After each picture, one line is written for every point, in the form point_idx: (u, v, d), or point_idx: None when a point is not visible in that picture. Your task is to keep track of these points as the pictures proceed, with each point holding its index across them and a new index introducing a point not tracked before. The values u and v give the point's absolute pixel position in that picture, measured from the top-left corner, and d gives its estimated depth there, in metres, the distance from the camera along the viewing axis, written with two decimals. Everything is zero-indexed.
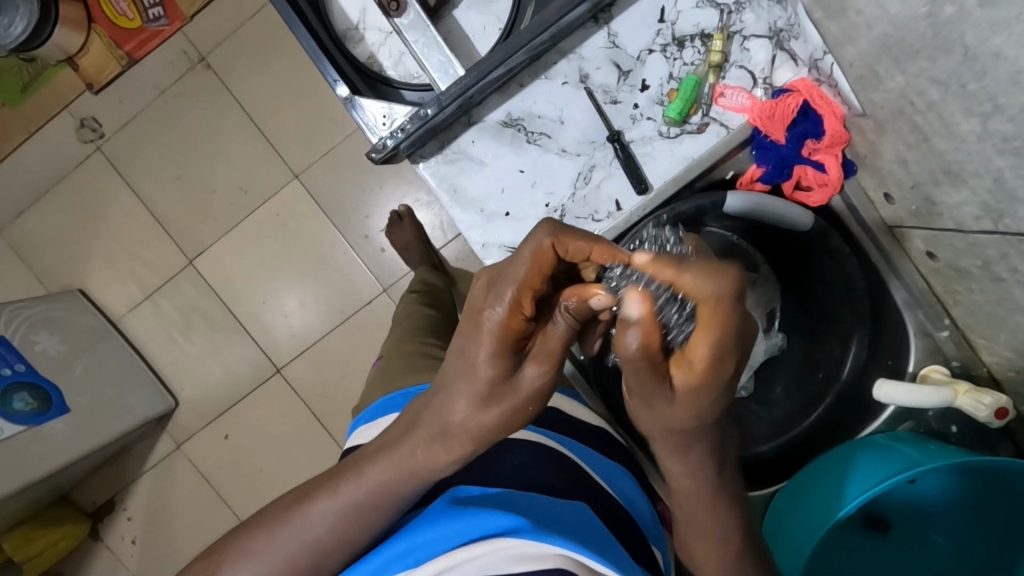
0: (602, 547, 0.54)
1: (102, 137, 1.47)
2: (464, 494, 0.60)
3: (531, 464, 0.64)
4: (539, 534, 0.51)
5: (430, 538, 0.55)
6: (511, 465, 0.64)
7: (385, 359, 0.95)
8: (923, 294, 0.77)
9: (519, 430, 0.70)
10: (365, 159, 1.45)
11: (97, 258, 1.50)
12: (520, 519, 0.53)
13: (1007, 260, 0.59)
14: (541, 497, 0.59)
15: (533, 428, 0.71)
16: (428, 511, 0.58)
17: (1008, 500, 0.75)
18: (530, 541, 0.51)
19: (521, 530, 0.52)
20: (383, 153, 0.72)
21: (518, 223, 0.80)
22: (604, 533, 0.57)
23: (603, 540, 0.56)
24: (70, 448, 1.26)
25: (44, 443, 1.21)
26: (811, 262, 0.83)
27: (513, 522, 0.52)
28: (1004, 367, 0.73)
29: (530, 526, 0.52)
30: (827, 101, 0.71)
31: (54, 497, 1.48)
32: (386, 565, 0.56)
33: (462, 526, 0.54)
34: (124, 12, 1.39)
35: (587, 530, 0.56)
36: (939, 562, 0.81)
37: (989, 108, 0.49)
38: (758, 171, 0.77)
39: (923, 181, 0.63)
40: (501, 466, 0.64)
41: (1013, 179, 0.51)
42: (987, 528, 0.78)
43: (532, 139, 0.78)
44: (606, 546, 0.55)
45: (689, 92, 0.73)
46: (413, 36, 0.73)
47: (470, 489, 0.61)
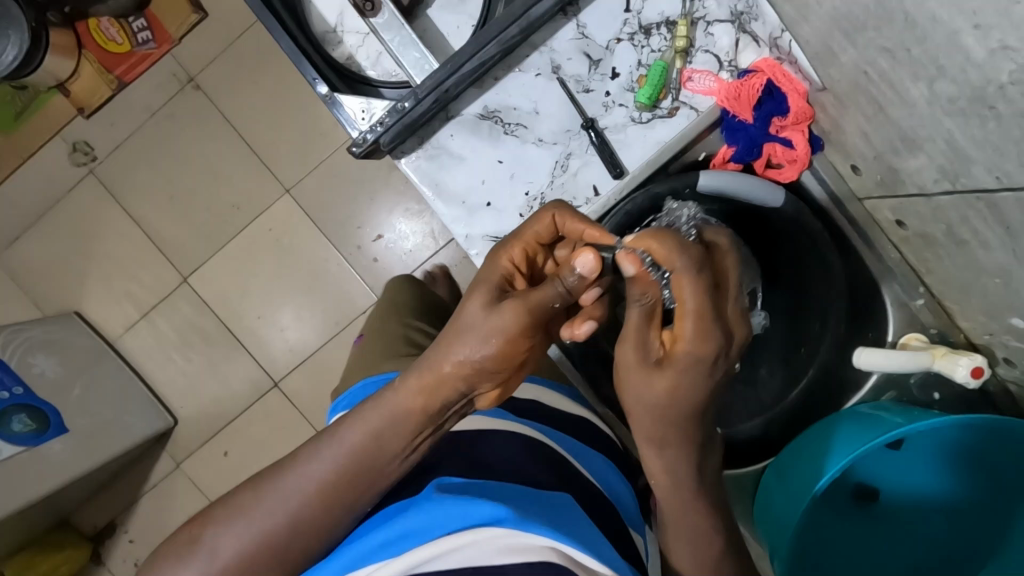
0: (582, 535, 0.57)
1: (95, 160, 1.50)
2: (444, 481, 0.63)
3: (515, 456, 0.66)
4: (523, 523, 0.55)
5: (418, 524, 0.58)
6: (492, 450, 0.67)
7: (367, 339, 0.98)
8: (897, 264, 0.79)
9: (496, 419, 0.72)
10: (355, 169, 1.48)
11: (92, 280, 1.52)
12: (503, 508, 0.56)
13: (968, 223, 0.61)
14: (523, 486, 0.62)
15: (514, 418, 0.73)
16: (415, 499, 0.61)
17: (997, 476, 0.76)
18: (513, 529, 0.54)
19: (504, 519, 0.55)
20: (363, 147, 0.74)
21: (499, 213, 0.82)
22: (582, 518, 0.60)
23: (581, 526, 0.59)
24: (68, 468, 1.26)
25: (39, 464, 1.20)
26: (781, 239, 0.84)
27: (497, 513, 0.55)
28: (979, 332, 0.75)
29: (514, 516, 0.55)
30: (789, 79, 0.73)
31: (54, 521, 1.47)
32: (372, 552, 0.58)
33: (447, 514, 0.57)
34: (115, 37, 1.43)
35: (564, 512, 0.60)
36: (923, 542, 0.81)
37: (933, 71, 0.51)
38: (729, 151, 0.79)
39: (884, 150, 0.66)
40: (485, 458, 0.66)
41: (963, 141, 0.53)
42: (974, 505, 0.78)
43: (509, 131, 0.81)
44: (585, 531, 0.58)
45: (657, 78, 0.76)
46: (389, 36, 0.76)
47: (451, 478, 0.63)
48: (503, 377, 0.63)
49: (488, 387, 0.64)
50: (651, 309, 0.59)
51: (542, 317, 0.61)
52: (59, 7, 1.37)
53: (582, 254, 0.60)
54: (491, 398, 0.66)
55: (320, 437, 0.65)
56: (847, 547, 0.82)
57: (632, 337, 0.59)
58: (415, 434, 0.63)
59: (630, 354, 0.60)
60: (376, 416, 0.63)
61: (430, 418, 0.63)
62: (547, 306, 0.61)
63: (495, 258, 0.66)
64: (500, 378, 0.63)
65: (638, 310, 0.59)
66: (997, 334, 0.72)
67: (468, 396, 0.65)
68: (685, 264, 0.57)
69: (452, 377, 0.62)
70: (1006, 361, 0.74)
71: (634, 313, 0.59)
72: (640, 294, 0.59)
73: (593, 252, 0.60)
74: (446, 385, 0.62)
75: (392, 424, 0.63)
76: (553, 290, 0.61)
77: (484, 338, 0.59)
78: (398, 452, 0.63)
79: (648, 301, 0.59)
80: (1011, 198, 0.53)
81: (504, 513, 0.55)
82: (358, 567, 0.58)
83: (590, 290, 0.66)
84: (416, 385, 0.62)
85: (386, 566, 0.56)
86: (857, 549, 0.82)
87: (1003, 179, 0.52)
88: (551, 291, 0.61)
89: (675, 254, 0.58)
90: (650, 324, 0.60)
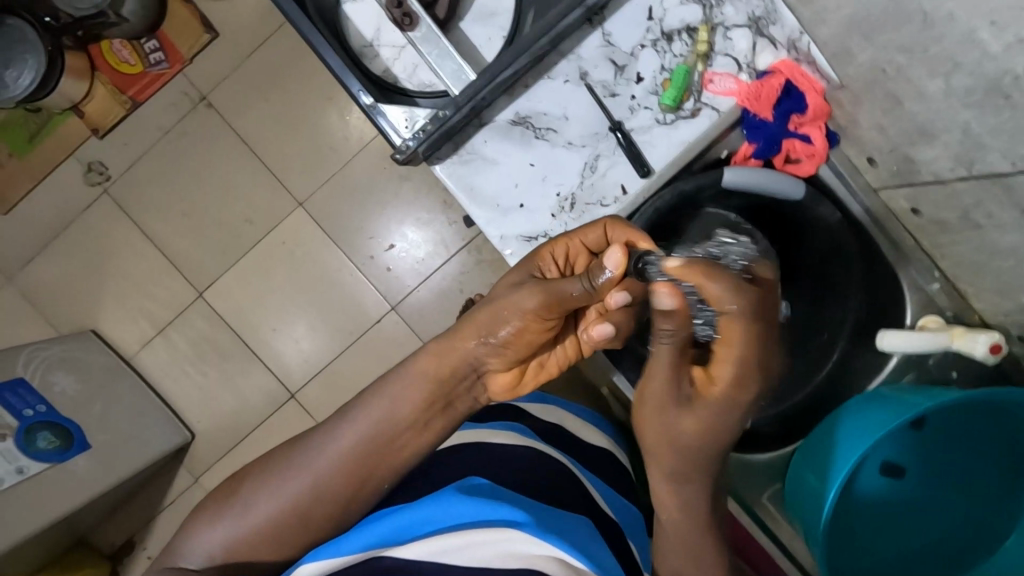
0: (585, 546, 0.62)
1: (110, 179, 1.53)
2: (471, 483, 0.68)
3: (530, 467, 0.73)
4: (541, 530, 0.60)
5: (440, 517, 0.63)
6: (513, 459, 0.73)
7: None
8: (912, 251, 0.83)
9: (520, 435, 0.78)
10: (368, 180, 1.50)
11: (108, 299, 1.54)
12: (523, 513, 0.62)
13: (983, 206, 0.65)
14: (537, 497, 0.68)
15: (539, 440, 0.78)
16: (438, 493, 0.66)
17: (1015, 458, 0.81)
18: (533, 535, 0.60)
19: (524, 524, 0.61)
20: (406, 154, 0.77)
21: (531, 214, 0.86)
22: (586, 529, 0.66)
23: (585, 537, 0.64)
24: (94, 484, 1.27)
25: (66, 482, 1.22)
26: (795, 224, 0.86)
27: (518, 517, 0.62)
28: (995, 312, 0.79)
29: (533, 521, 0.61)
30: (807, 78, 0.77)
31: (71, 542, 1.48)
32: (395, 533, 0.62)
33: (473, 512, 0.63)
34: (127, 59, 1.47)
35: (571, 523, 0.65)
36: (937, 521, 0.85)
37: (950, 66, 0.55)
38: (751, 148, 0.84)
39: (900, 142, 0.70)
40: (503, 463, 0.73)
41: (979, 129, 0.58)
42: (990, 487, 0.83)
43: (540, 135, 0.85)
44: (588, 543, 0.63)
45: (681, 81, 0.80)
46: (426, 48, 0.79)
47: (476, 480, 0.69)
48: (513, 360, 0.70)
49: (500, 365, 0.70)
50: (683, 345, 0.58)
51: (563, 307, 0.66)
52: (71, 31, 1.41)
53: (611, 252, 0.63)
54: (503, 380, 0.72)
55: (349, 403, 0.71)
56: (867, 525, 0.85)
57: (661, 373, 0.59)
58: (427, 406, 0.69)
59: (659, 389, 0.59)
60: (394, 387, 0.69)
61: (444, 390, 0.70)
62: (567, 296, 0.66)
63: (536, 252, 0.72)
64: (512, 358, 0.69)
65: (668, 346, 0.57)
66: (1012, 313, 0.76)
67: (482, 371, 0.71)
68: (738, 307, 0.52)
69: (467, 350, 0.69)
70: (1021, 340, 0.79)
71: (665, 348, 0.58)
72: (671, 329, 0.57)
73: (623, 249, 0.64)
74: (460, 359, 0.69)
75: (408, 394, 0.69)
76: (579, 285, 0.65)
77: (501, 316, 0.67)
78: (411, 425, 0.69)
79: (681, 338, 0.57)
80: None
81: (524, 519, 0.61)
82: (378, 544, 0.61)
83: (618, 294, 0.64)
84: (435, 354, 0.69)
85: (409, 547, 0.60)
86: (875, 528, 0.85)
87: (1017, 164, 0.57)
88: (575, 284, 0.65)
89: (726, 293, 0.52)
90: (682, 360, 0.58)
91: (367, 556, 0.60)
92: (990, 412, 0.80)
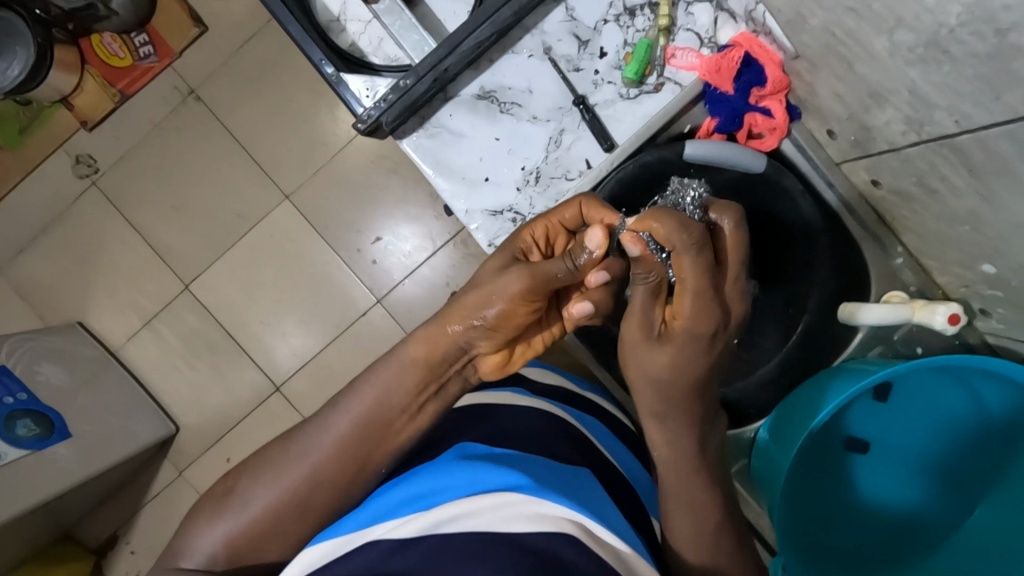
0: (597, 509, 0.58)
1: (98, 172, 1.53)
2: (471, 451, 0.63)
3: (537, 429, 0.70)
4: (540, 491, 0.55)
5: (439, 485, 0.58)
6: (511, 424, 0.70)
7: None
8: (874, 224, 0.84)
9: (525, 396, 0.76)
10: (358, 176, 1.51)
11: (97, 291, 1.55)
12: (523, 477, 0.56)
13: (936, 170, 0.65)
14: (549, 461, 0.64)
15: (537, 396, 0.77)
16: (435, 463, 0.62)
17: (985, 423, 0.80)
18: (531, 496, 0.54)
19: (523, 486, 0.55)
20: (367, 123, 0.79)
21: (497, 187, 0.86)
22: (599, 494, 0.61)
23: (598, 503, 0.59)
24: (76, 473, 1.25)
25: (50, 468, 1.20)
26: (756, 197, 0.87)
27: (517, 480, 0.56)
28: (956, 284, 0.79)
29: (534, 484, 0.56)
30: (765, 50, 0.79)
31: (57, 535, 1.47)
32: (392, 509, 0.58)
33: (470, 475, 0.57)
34: (116, 52, 1.44)
35: (582, 488, 0.60)
36: (904, 485, 0.85)
37: (893, 23, 0.56)
38: (713, 123, 0.84)
39: (855, 109, 0.71)
40: (509, 427, 0.70)
41: (925, 87, 0.58)
42: (960, 451, 0.83)
43: (505, 109, 0.85)
44: (600, 508, 0.59)
45: (643, 54, 0.81)
46: (390, 19, 0.82)
47: (479, 448, 0.64)
48: (502, 341, 0.69)
49: (488, 347, 0.69)
50: (654, 288, 0.64)
51: (547, 288, 0.67)
52: (64, 23, 1.40)
53: (593, 232, 0.67)
54: (492, 362, 0.71)
55: (341, 395, 0.70)
56: (828, 490, 0.86)
57: (636, 315, 0.64)
58: (419, 389, 0.68)
59: (635, 330, 0.64)
60: (385, 372, 0.68)
61: (433, 374, 0.68)
62: (551, 277, 0.66)
63: (516, 233, 0.72)
64: (501, 340, 0.69)
65: (642, 287, 0.64)
66: (971, 283, 0.76)
67: (470, 354, 0.70)
68: (686, 243, 0.60)
69: (454, 334, 0.68)
70: (982, 312, 0.79)
71: (639, 289, 0.64)
72: (643, 274, 0.64)
73: (602, 229, 0.68)
74: (449, 343, 0.68)
75: (400, 377, 0.68)
76: (562, 264, 0.67)
77: (489, 298, 0.65)
78: (400, 411, 0.68)
79: (651, 281, 0.64)
80: (970, 139, 0.58)
81: (523, 481, 0.56)
82: (375, 524, 0.57)
83: (597, 273, 0.67)
84: (423, 341, 0.68)
85: (405, 522, 0.55)
86: (841, 489, 0.86)
87: (961, 122, 0.57)
88: (557, 264, 0.67)
89: (675, 234, 0.60)
90: (652, 302, 0.65)
91: (362, 538, 0.56)
92: (955, 375, 0.80)
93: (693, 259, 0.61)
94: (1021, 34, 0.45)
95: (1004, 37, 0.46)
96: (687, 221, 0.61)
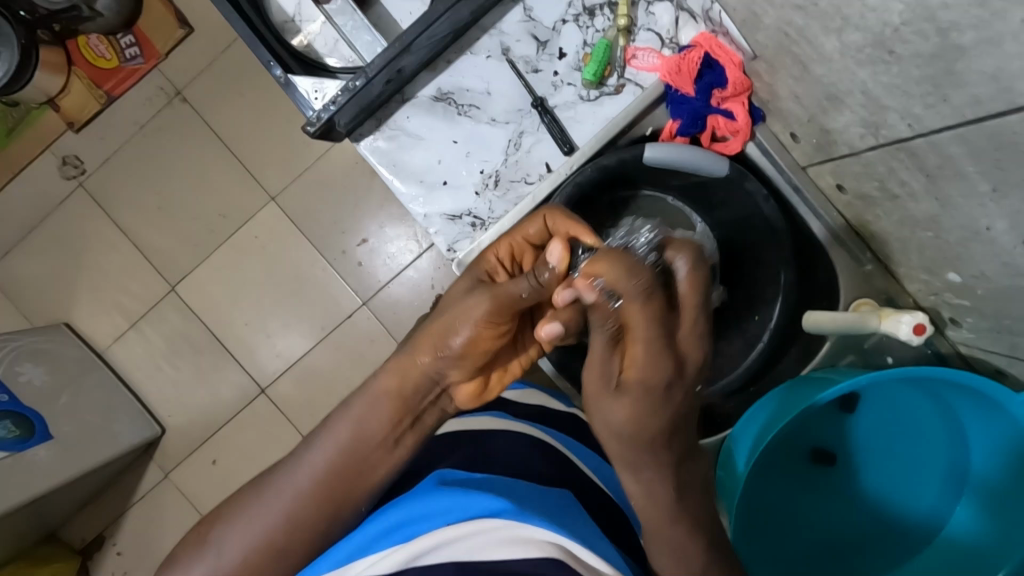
0: (586, 532, 0.55)
1: (85, 173, 1.39)
2: (450, 477, 0.61)
3: (519, 458, 0.66)
4: (522, 515, 0.53)
5: (419, 514, 0.55)
6: (496, 454, 0.66)
7: None
8: (842, 230, 0.81)
9: (505, 420, 0.72)
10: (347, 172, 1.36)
11: (83, 293, 1.41)
12: (503, 501, 0.54)
13: (895, 174, 0.63)
14: (529, 482, 0.61)
15: (517, 420, 0.73)
16: (414, 492, 0.59)
17: (956, 435, 0.79)
18: (511, 521, 0.52)
19: (504, 511, 0.53)
20: (318, 125, 0.76)
21: (456, 191, 0.85)
22: (585, 516, 0.58)
23: (585, 524, 0.56)
24: (59, 476, 1.14)
25: (26, 472, 1.08)
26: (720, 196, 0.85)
27: (497, 505, 0.53)
28: (926, 292, 0.76)
29: (515, 508, 0.53)
30: (725, 50, 0.76)
31: (44, 533, 1.35)
32: (371, 542, 0.56)
33: (450, 503, 0.55)
34: (103, 52, 1.33)
35: (569, 511, 0.57)
36: (856, 490, 0.85)
37: (840, 22, 0.54)
38: (675, 125, 0.82)
39: (814, 111, 0.68)
40: (490, 455, 0.66)
41: (876, 89, 0.56)
42: (935, 468, 0.81)
43: (463, 111, 0.84)
44: (589, 530, 0.56)
45: (601, 55, 0.79)
46: (342, 20, 0.82)
47: (457, 475, 0.61)
48: (473, 367, 0.65)
49: (460, 376, 0.66)
50: (614, 336, 0.57)
51: (512, 311, 0.63)
52: (48, 24, 1.28)
53: (554, 245, 0.62)
54: (467, 388, 0.66)
55: (315, 429, 0.65)
56: (774, 491, 0.85)
57: (594, 367, 0.58)
58: (394, 423, 0.63)
59: (594, 379, 0.58)
60: (357, 405, 0.64)
61: (407, 408, 0.64)
62: (514, 298, 0.63)
63: (481, 255, 0.69)
64: (472, 367, 0.65)
65: (600, 337, 0.57)
66: (939, 293, 0.73)
67: (442, 385, 0.66)
68: (634, 290, 0.54)
69: (424, 366, 0.64)
70: (952, 321, 0.75)
71: (597, 341, 0.57)
72: (601, 321, 0.57)
73: (562, 243, 0.62)
74: (419, 375, 0.64)
75: (371, 412, 0.63)
76: (524, 283, 0.63)
77: (456, 323, 0.62)
78: (378, 444, 0.63)
79: (610, 328, 0.57)
80: (924, 143, 0.55)
81: (503, 505, 0.53)
82: (357, 560, 0.55)
83: (564, 291, 0.60)
84: (394, 371, 0.64)
85: (384, 557, 0.53)
86: (807, 493, 0.86)
87: (915, 125, 0.55)
88: (522, 283, 0.63)
89: (620, 277, 0.54)
90: (613, 350, 0.57)
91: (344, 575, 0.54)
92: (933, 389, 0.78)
93: (641, 305, 0.54)
94: (963, 33, 0.43)
95: (947, 36, 0.44)
96: (636, 266, 0.55)
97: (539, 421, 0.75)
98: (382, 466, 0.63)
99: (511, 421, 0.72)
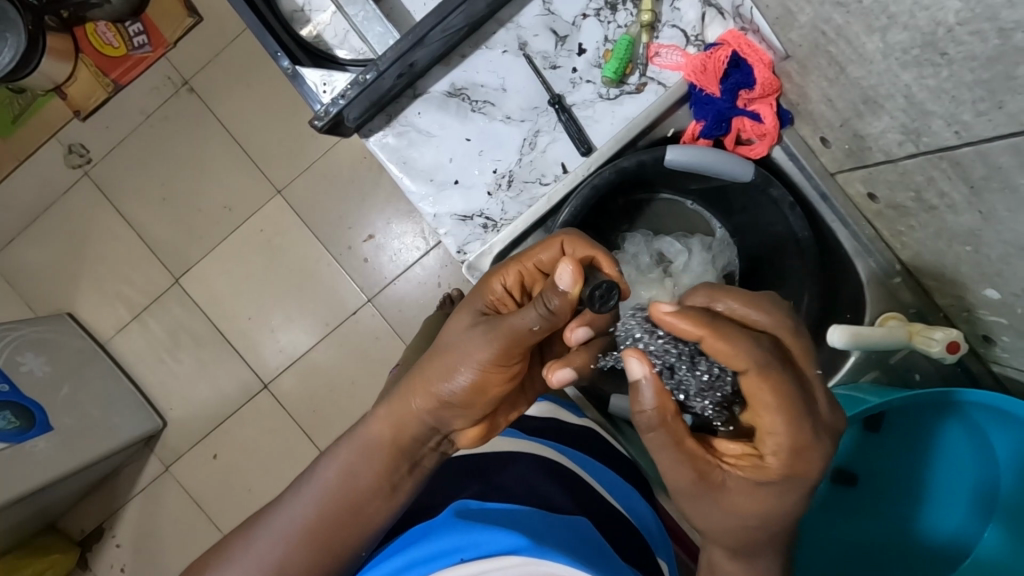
0: (607, 567, 0.51)
1: (91, 162, 1.37)
2: (463, 507, 0.57)
3: (530, 479, 0.62)
4: (540, 550, 0.49)
5: (431, 548, 0.53)
6: (508, 480, 0.62)
7: (422, 335, 1.06)
8: (872, 241, 0.77)
9: (517, 441, 0.68)
10: (351, 170, 1.33)
11: (86, 282, 1.39)
12: (520, 535, 0.51)
13: (935, 184, 0.59)
14: (544, 509, 0.57)
15: (528, 438, 0.70)
16: (429, 524, 0.57)
17: (993, 464, 0.75)
18: (530, 558, 0.49)
19: (521, 548, 0.49)
20: (326, 119, 0.73)
21: (467, 190, 0.81)
22: (606, 550, 0.54)
23: (606, 558, 0.53)
24: (55, 469, 1.12)
25: (25, 463, 1.06)
26: (744, 203, 0.82)
27: (513, 540, 0.50)
28: (957, 308, 0.72)
29: (532, 543, 0.50)
30: (754, 49, 0.73)
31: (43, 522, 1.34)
32: None
33: (461, 538, 0.52)
34: (110, 40, 1.30)
35: (590, 545, 0.54)
36: (880, 518, 0.81)
37: (886, 20, 0.50)
38: (698, 127, 0.78)
39: (849, 115, 0.65)
40: (499, 482, 0.61)
41: (920, 93, 0.53)
42: (966, 502, 0.78)
43: (477, 108, 0.80)
44: (609, 564, 0.52)
45: (623, 52, 0.76)
46: (353, 10, 0.79)
47: (468, 504, 0.58)
48: (477, 414, 0.62)
49: (463, 423, 0.63)
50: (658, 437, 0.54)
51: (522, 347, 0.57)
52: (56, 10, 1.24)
53: (562, 268, 0.53)
54: (470, 435, 0.64)
55: (309, 467, 0.65)
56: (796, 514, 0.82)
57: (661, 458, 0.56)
58: (390, 471, 0.62)
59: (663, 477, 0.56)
60: (351, 453, 0.62)
61: (402, 454, 0.62)
62: (524, 331, 0.56)
63: (486, 282, 0.64)
64: (476, 414, 0.62)
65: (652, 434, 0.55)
66: (973, 310, 0.69)
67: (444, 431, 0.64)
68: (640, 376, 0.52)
69: (420, 412, 0.61)
70: (986, 340, 0.71)
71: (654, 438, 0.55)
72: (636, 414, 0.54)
73: (574, 265, 0.53)
74: (414, 420, 0.62)
75: (368, 457, 0.62)
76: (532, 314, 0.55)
77: (454, 364, 0.59)
78: (376, 490, 0.61)
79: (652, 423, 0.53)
80: (971, 152, 0.51)
81: (520, 541, 0.50)
82: None
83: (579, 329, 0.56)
84: (388, 417, 0.62)
85: None
86: (824, 513, 0.83)
87: (962, 133, 0.51)
88: (530, 314, 0.55)
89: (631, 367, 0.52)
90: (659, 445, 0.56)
91: None
92: (962, 414, 0.75)
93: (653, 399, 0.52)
94: None
95: (1008, 38, 0.41)
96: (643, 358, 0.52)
97: (550, 438, 0.71)
98: (378, 503, 0.61)
99: (524, 441, 0.68)
